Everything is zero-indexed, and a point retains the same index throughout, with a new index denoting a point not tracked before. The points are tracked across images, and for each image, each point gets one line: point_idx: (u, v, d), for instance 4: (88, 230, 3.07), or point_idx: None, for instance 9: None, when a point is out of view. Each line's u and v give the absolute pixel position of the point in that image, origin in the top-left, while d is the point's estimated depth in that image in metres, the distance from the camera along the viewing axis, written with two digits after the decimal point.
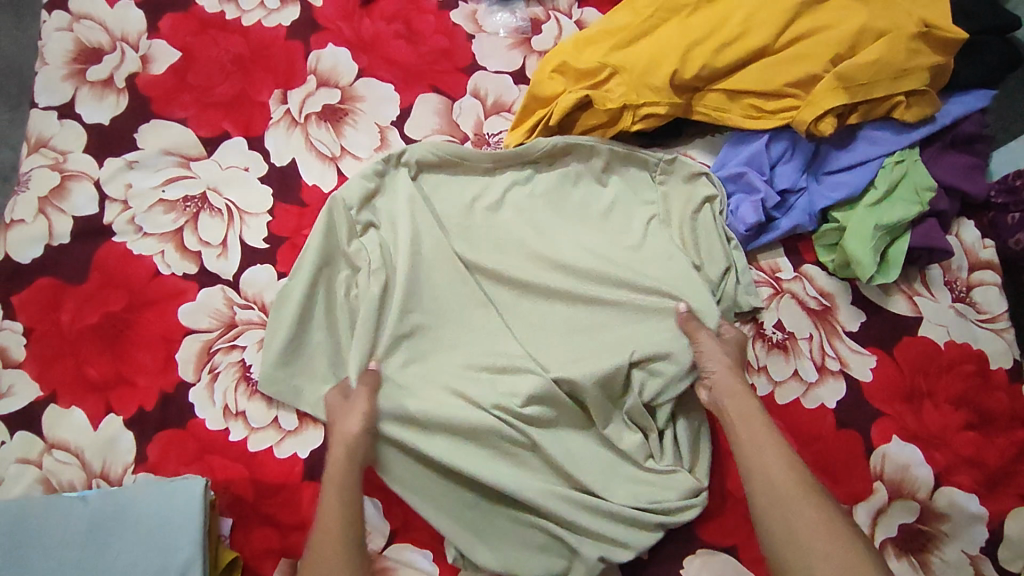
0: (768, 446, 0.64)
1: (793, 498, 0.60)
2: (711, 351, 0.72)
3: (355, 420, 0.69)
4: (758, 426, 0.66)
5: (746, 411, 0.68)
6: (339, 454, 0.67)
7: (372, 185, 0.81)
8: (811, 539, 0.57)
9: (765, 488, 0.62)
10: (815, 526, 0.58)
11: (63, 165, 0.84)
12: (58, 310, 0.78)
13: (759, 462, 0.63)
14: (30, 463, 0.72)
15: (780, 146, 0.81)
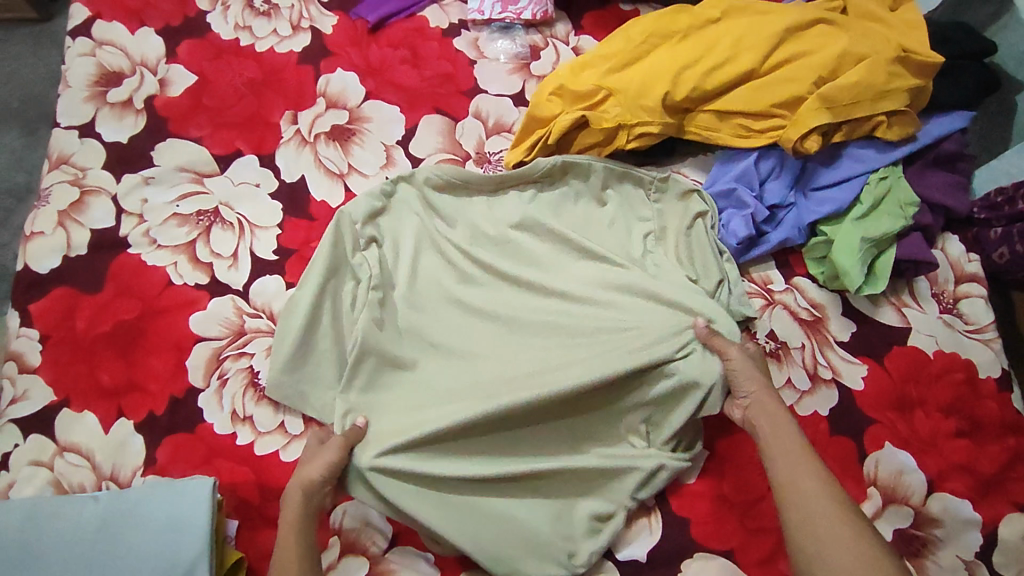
0: (799, 462, 0.66)
1: (818, 508, 0.61)
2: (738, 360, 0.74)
3: (314, 470, 0.69)
4: (788, 442, 0.68)
5: (779, 426, 0.69)
6: (294, 501, 0.68)
7: (378, 204, 0.85)
8: (835, 547, 0.58)
9: (793, 503, 0.63)
10: (846, 542, 0.58)
11: (82, 181, 0.88)
12: (74, 318, 0.81)
13: (791, 479, 0.65)
14: (42, 465, 0.74)
15: (768, 163, 0.85)
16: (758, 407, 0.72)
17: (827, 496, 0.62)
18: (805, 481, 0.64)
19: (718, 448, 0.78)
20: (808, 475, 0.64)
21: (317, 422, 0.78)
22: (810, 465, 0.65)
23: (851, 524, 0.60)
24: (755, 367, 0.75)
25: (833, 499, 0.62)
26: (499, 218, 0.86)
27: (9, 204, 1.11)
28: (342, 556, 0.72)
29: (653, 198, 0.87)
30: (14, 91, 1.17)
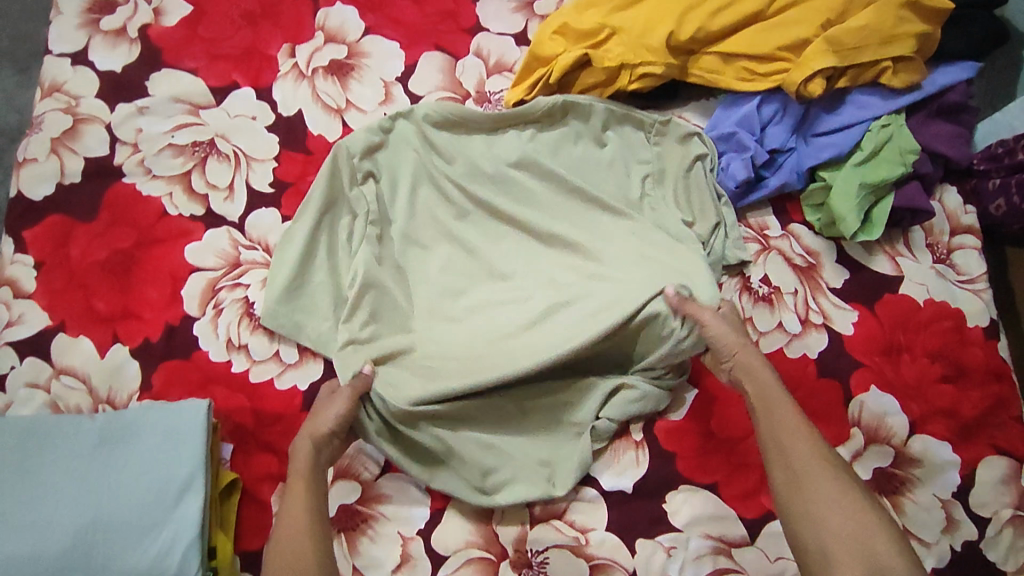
0: (789, 427, 0.67)
1: (807, 474, 0.64)
2: (715, 324, 0.73)
3: (326, 420, 0.71)
4: (776, 403, 0.69)
5: (767, 391, 0.70)
6: (305, 452, 0.69)
7: (377, 139, 0.84)
8: (824, 514, 0.61)
9: (785, 469, 0.65)
10: (836, 509, 0.61)
11: (75, 109, 0.86)
12: (68, 245, 0.81)
13: (780, 445, 0.67)
14: (39, 387, 0.75)
15: (771, 106, 0.84)
16: (740, 367, 0.72)
17: (818, 461, 0.64)
18: (798, 447, 0.66)
19: (709, 386, 0.79)
20: (800, 439, 0.66)
21: (311, 352, 0.78)
22: (800, 430, 0.67)
23: (842, 490, 0.62)
24: (729, 328, 0.74)
25: (824, 464, 0.64)
26: (497, 156, 0.86)
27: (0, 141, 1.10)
28: (337, 480, 0.74)
29: (653, 140, 0.87)
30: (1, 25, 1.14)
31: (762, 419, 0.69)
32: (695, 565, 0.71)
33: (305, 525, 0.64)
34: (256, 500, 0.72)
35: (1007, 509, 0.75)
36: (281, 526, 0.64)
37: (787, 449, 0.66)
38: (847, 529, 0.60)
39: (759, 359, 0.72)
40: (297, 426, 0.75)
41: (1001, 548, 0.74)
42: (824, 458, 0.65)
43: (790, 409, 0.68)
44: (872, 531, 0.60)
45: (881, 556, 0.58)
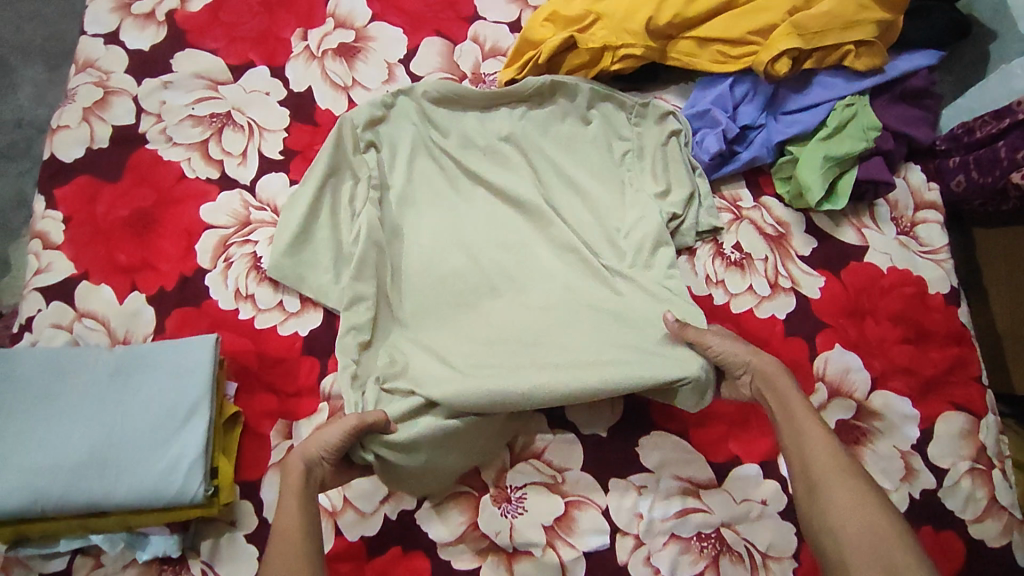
0: (810, 435, 0.69)
1: (823, 482, 0.66)
2: (716, 341, 0.76)
3: (320, 443, 0.70)
4: (794, 407, 0.71)
5: (784, 395, 0.72)
6: (297, 469, 0.68)
7: (379, 113, 0.91)
8: (840, 524, 0.64)
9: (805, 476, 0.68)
10: (854, 520, 0.63)
11: (106, 82, 0.95)
12: (95, 203, 0.88)
13: (799, 451, 0.69)
14: (62, 328, 0.82)
15: (743, 87, 0.91)
16: (757, 373, 0.74)
17: (837, 470, 0.66)
18: (818, 456, 0.68)
19: None
20: (820, 446, 0.68)
21: (313, 303, 0.84)
22: (822, 440, 0.68)
23: (862, 498, 0.64)
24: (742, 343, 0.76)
25: (843, 474, 0.66)
26: (489, 131, 0.93)
27: (32, 133, 1.19)
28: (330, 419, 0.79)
29: (634, 121, 0.92)
30: (37, 27, 1.24)
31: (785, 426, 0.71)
32: (664, 504, 0.76)
33: (298, 543, 0.63)
34: (257, 434, 0.78)
35: (965, 461, 0.79)
36: (273, 543, 0.63)
37: (808, 456, 0.68)
38: (865, 538, 0.62)
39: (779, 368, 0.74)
40: (297, 368, 0.81)
41: (959, 497, 0.77)
42: (844, 465, 0.67)
43: (811, 416, 0.70)
44: (888, 539, 0.62)
45: (896, 562, 0.60)
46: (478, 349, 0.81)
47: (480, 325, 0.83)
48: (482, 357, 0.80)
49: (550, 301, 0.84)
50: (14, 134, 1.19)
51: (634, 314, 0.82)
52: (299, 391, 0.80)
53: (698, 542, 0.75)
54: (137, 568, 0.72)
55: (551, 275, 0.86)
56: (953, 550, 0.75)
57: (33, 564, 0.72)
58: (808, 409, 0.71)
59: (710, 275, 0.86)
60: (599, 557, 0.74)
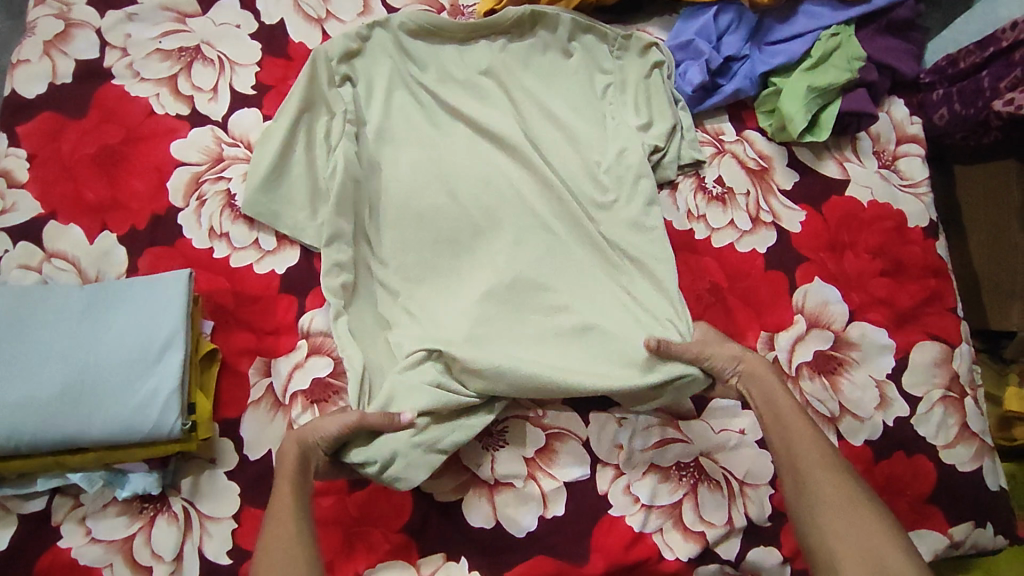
0: (797, 430, 0.67)
1: (814, 480, 0.65)
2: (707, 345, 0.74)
3: (317, 430, 0.69)
4: (781, 403, 0.70)
5: (771, 393, 0.71)
6: (292, 456, 0.68)
7: (354, 45, 0.88)
8: (831, 525, 0.62)
9: (793, 474, 0.66)
10: (846, 521, 0.62)
11: (67, 15, 0.91)
12: (60, 140, 0.85)
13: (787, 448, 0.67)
14: (31, 269, 0.80)
15: (727, 17, 0.88)
16: (745, 373, 0.72)
17: (826, 467, 0.65)
18: (807, 453, 0.66)
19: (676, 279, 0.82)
20: (810, 444, 0.66)
21: (289, 241, 0.83)
22: (810, 437, 0.67)
23: (851, 496, 0.63)
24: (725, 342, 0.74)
25: (833, 471, 0.65)
26: (468, 64, 0.90)
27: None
28: (309, 356, 0.78)
29: (616, 54, 0.91)
30: None
31: (771, 424, 0.69)
32: (643, 435, 0.76)
33: (291, 533, 0.63)
34: (235, 371, 0.77)
35: (938, 389, 0.79)
36: (270, 525, 0.64)
37: (797, 455, 0.66)
38: (855, 536, 0.61)
39: (764, 365, 0.72)
40: (274, 306, 0.80)
41: (932, 424, 0.78)
42: (832, 461, 0.66)
43: (799, 414, 0.69)
44: (879, 536, 0.61)
45: (886, 559, 0.59)
46: (456, 286, 0.81)
47: (458, 262, 0.82)
48: (461, 295, 0.80)
49: (530, 236, 0.82)
50: None
51: (616, 250, 0.81)
52: (277, 328, 0.79)
53: (677, 471, 0.75)
54: (117, 506, 0.71)
55: (529, 210, 0.83)
56: (924, 474, 0.76)
57: (11, 506, 0.71)
58: (794, 405, 0.69)
59: (692, 210, 0.85)
60: (580, 488, 0.75)
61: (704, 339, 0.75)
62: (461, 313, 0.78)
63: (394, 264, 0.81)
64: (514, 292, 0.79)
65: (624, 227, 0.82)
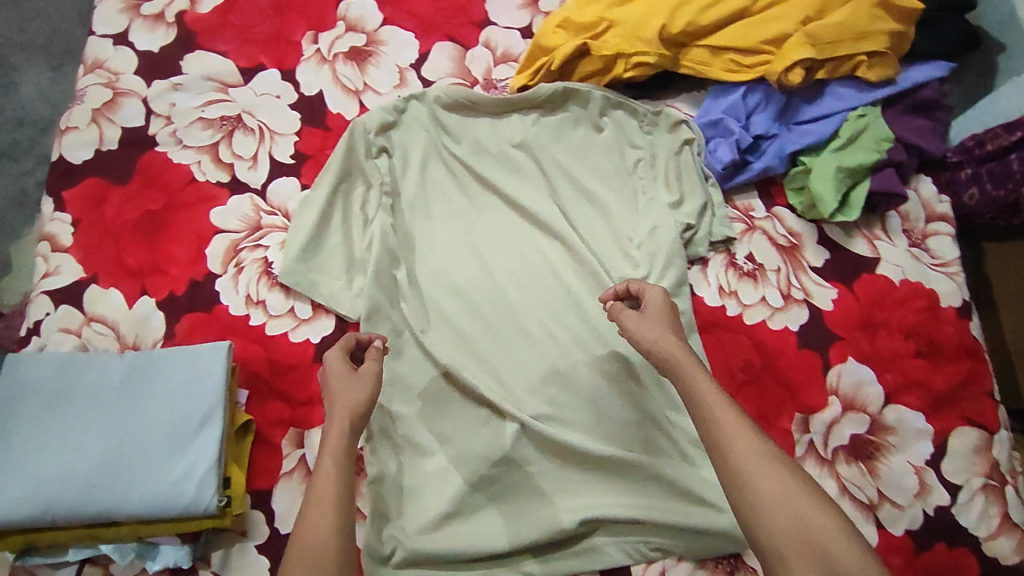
0: (721, 419, 0.59)
1: (744, 470, 0.56)
2: (639, 324, 0.67)
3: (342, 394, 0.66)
4: (701, 386, 0.61)
5: (688, 378, 0.62)
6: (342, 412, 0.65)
7: (391, 118, 0.91)
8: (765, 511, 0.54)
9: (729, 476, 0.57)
10: (779, 508, 0.54)
11: (115, 84, 0.94)
12: (103, 206, 0.87)
13: (716, 437, 0.58)
14: (71, 332, 0.81)
15: (755, 97, 0.90)
16: (659, 358, 0.65)
17: (756, 458, 0.56)
18: (735, 444, 0.57)
19: (711, 357, 0.84)
20: (728, 422, 0.58)
21: (324, 309, 0.83)
22: (733, 421, 0.58)
23: (784, 490, 0.54)
24: (658, 323, 0.68)
25: (761, 457, 0.56)
26: (502, 138, 0.93)
27: (34, 133, 1.16)
28: None
29: (646, 129, 0.93)
30: (41, 27, 1.23)
31: (698, 417, 0.60)
32: None
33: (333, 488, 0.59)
34: (268, 443, 0.77)
35: (978, 477, 0.78)
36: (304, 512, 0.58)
37: (728, 450, 0.57)
38: (789, 528, 0.53)
39: (686, 350, 0.64)
40: (308, 376, 0.80)
41: (973, 513, 0.76)
42: (763, 450, 0.57)
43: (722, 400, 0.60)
44: (821, 529, 0.53)
45: (825, 551, 0.52)
46: (488, 356, 0.80)
47: (492, 342, 0.81)
48: (493, 371, 0.80)
49: (564, 310, 0.83)
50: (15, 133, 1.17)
51: None
52: (311, 399, 0.79)
53: (714, 559, 0.73)
54: None
55: (560, 283, 0.84)
56: (967, 567, 0.74)
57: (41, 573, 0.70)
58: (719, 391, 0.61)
59: (723, 285, 0.87)
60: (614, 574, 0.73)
61: (637, 317, 0.69)
62: (495, 389, 0.78)
63: (428, 336, 0.82)
64: (546, 369, 0.79)
65: None
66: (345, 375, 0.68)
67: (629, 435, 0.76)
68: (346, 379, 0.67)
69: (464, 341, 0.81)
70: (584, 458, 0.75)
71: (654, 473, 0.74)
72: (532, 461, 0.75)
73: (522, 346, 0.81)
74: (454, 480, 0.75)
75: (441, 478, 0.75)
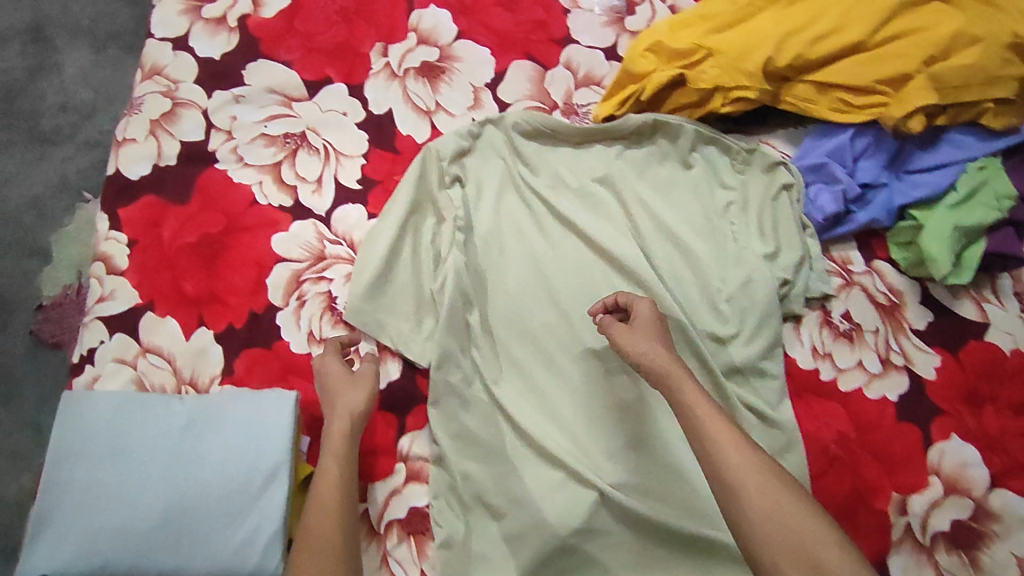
0: (716, 436, 0.56)
1: (741, 485, 0.53)
2: (628, 335, 0.65)
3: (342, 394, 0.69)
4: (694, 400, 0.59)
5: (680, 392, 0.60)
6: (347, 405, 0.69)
7: (466, 144, 0.85)
8: (763, 526, 0.52)
9: (719, 485, 0.55)
10: (780, 524, 0.51)
11: (174, 93, 0.89)
12: (161, 226, 0.83)
13: (710, 451, 0.56)
14: (126, 363, 0.77)
15: (864, 140, 0.83)
16: (651, 372, 0.63)
17: (754, 473, 0.54)
18: (731, 459, 0.55)
19: (804, 426, 0.78)
20: (723, 437, 0.56)
21: (390, 351, 0.79)
22: (727, 437, 0.56)
23: (782, 504, 0.52)
24: (647, 335, 0.66)
25: (757, 470, 0.54)
26: (582, 170, 0.86)
27: (76, 118, 1.09)
28: (407, 482, 0.74)
29: (738, 168, 0.86)
30: (84, 7, 1.15)
31: (689, 426, 0.58)
32: None
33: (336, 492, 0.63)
34: None
35: None
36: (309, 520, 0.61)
37: (718, 460, 0.55)
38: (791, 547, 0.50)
39: (673, 361, 0.63)
40: (372, 425, 0.76)
41: None
42: (762, 466, 0.55)
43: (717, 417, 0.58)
44: (821, 546, 0.50)
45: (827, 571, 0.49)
46: (563, 411, 0.76)
47: (567, 397, 0.76)
48: (569, 430, 0.75)
49: None
50: (57, 119, 1.09)
51: (736, 390, 0.77)
52: (375, 449, 0.75)
53: None
54: None
55: None
56: None
57: None
58: (706, 401, 0.59)
59: (817, 346, 0.81)
60: None
61: (627, 330, 0.66)
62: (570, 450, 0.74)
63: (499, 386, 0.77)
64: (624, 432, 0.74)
65: (746, 368, 0.77)
66: (340, 378, 0.71)
67: (712, 510, 0.72)
68: (342, 380, 0.71)
69: (538, 394, 0.77)
70: (665, 534, 0.70)
71: (739, 554, 0.70)
72: (607, 531, 0.71)
73: (600, 403, 0.76)
74: (524, 549, 0.70)
75: (510, 544, 0.71)
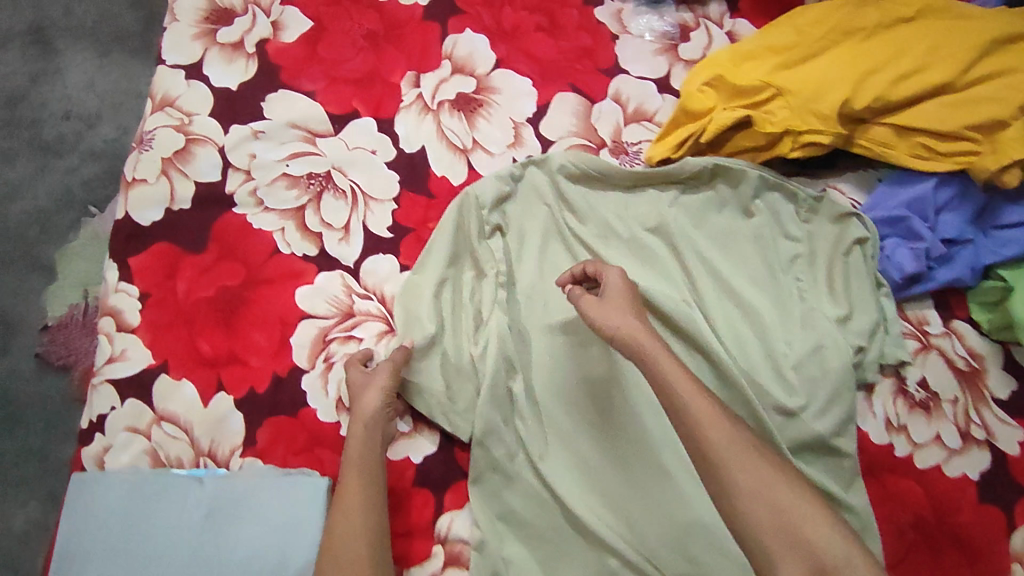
0: (701, 414, 0.53)
1: (728, 462, 0.51)
2: (600, 309, 0.61)
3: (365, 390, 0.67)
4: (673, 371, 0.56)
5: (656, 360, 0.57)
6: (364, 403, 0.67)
7: (507, 188, 0.78)
8: (749, 503, 0.50)
9: (708, 470, 0.52)
10: (766, 498, 0.50)
11: (187, 127, 0.81)
12: (176, 278, 0.76)
13: (692, 428, 0.53)
14: (139, 434, 0.71)
15: (949, 190, 0.75)
16: (622, 341, 0.59)
17: (737, 450, 0.52)
18: (715, 436, 0.52)
19: (879, 507, 0.70)
20: (706, 415, 0.53)
21: (426, 423, 0.73)
22: (707, 412, 0.54)
23: (768, 479, 0.51)
24: (621, 305, 0.61)
25: (742, 448, 0.52)
26: (633, 217, 0.79)
27: (80, 127, 1.01)
28: (445, 568, 0.68)
29: (804, 217, 0.79)
30: (87, 11, 1.07)
31: (666, 399, 0.55)
32: None
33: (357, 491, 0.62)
34: None
35: None
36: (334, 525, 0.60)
37: (703, 440, 0.52)
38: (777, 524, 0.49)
39: (646, 332, 0.59)
40: (406, 504, 0.69)
41: None
42: (748, 444, 0.53)
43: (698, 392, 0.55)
44: (805, 516, 0.49)
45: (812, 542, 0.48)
46: (616, 491, 0.69)
47: (620, 474, 0.69)
48: (623, 513, 0.68)
49: None
50: (61, 126, 1.01)
51: (805, 468, 0.69)
52: (409, 531, 0.68)
53: None
54: None
55: None
56: None
57: None
58: (685, 374, 0.56)
59: (891, 418, 0.73)
60: None
61: (599, 301, 0.62)
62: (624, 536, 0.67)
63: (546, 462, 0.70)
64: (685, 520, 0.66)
65: (817, 445, 0.70)
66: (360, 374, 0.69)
67: None
68: (363, 377, 0.69)
69: (588, 472, 0.70)
70: None
71: None
72: None
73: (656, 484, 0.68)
74: None
75: None
